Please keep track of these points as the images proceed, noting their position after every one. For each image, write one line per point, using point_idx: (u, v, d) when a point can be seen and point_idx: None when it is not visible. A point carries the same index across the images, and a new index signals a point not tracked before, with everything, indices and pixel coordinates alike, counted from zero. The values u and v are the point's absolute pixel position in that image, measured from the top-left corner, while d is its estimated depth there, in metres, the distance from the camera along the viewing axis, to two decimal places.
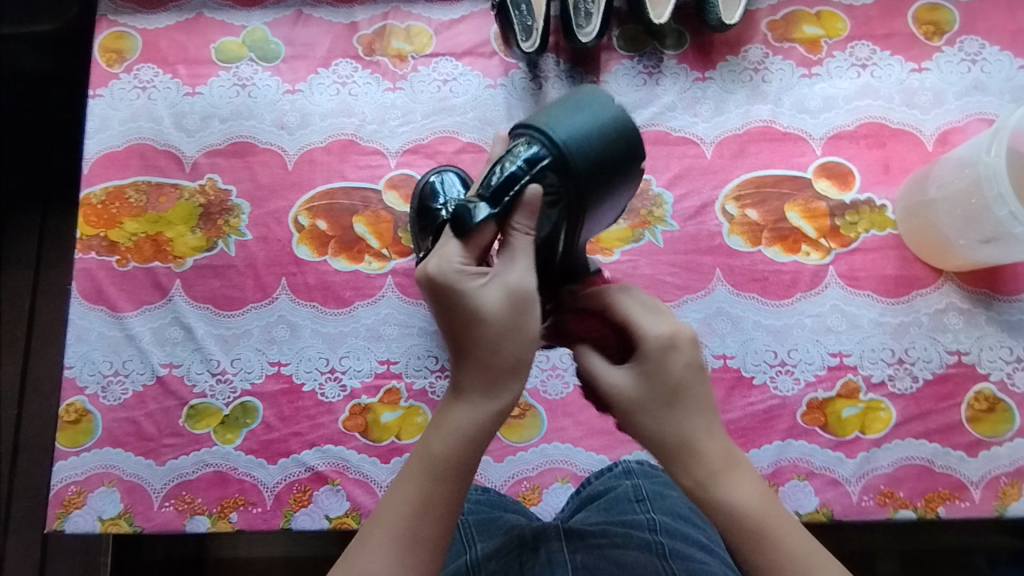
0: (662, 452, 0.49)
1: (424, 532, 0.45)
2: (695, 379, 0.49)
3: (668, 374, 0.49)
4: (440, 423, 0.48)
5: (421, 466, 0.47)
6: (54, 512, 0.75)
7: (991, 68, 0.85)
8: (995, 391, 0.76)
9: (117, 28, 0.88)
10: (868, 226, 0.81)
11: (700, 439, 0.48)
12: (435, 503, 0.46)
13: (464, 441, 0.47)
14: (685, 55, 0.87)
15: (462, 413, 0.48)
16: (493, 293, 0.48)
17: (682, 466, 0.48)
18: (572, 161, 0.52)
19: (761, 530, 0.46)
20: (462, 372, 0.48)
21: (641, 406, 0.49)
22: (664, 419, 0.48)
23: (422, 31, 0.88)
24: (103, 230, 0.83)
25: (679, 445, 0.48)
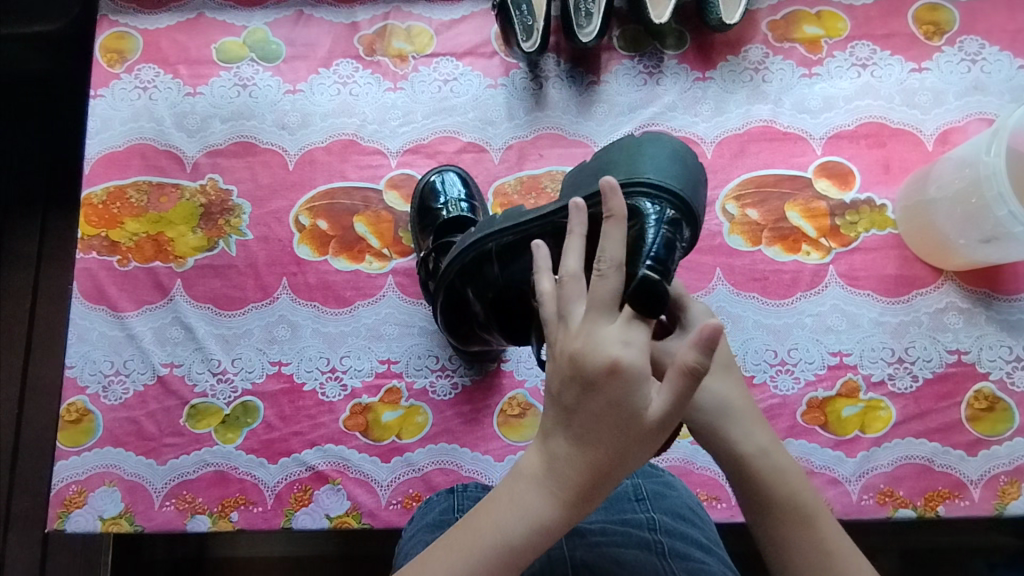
0: (717, 420, 0.50)
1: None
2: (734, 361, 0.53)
3: (716, 349, 0.53)
4: (519, 495, 0.44)
5: (497, 550, 0.43)
6: (56, 512, 0.75)
7: (991, 68, 0.85)
8: (995, 390, 0.76)
9: (117, 28, 0.88)
10: (868, 225, 0.82)
11: (745, 407, 0.51)
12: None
13: (544, 535, 0.43)
14: (685, 55, 0.87)
15: (551, 492, 0.43)
16: (659, 404, 0.42)
17: (732, 432, 0.49)
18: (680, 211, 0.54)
19: (808, 510, 0.46)
20: (556, 444, 0.43)
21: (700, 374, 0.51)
22: (718, 387, 0.51)
23: (423, 31, 0.88)
24: (104, 230, 0.83)
25: (729, 412, 0.50)
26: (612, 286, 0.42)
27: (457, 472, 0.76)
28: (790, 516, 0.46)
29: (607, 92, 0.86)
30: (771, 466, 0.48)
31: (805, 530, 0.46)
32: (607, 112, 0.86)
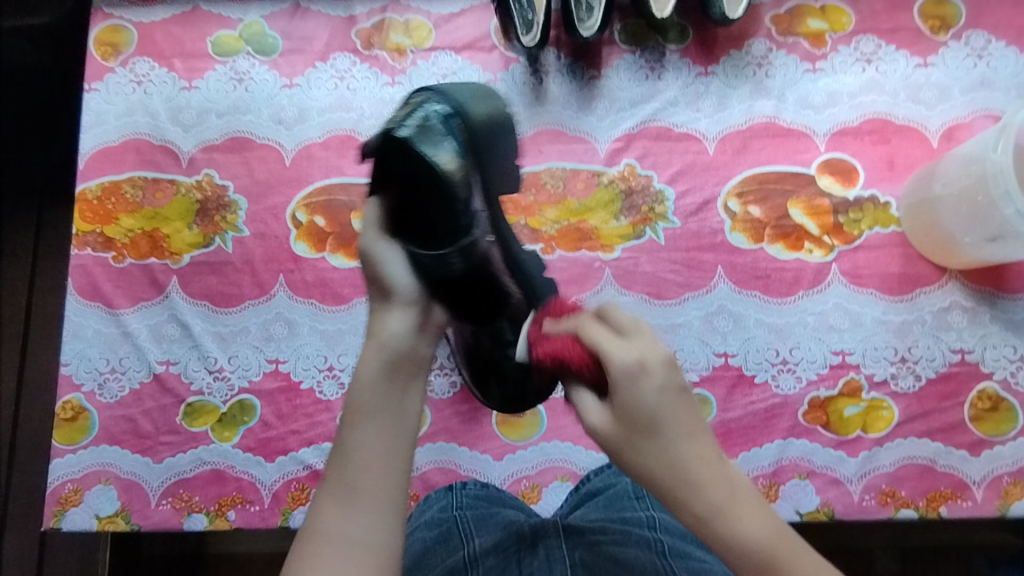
0: (663, 492, 0.45)
1: (363, 487, 0.46)
2: (677, 413, 0.45)
3: (645, 410, 0.44)
4: (360, 375, 0.50)
5: (356, 417, 0.48)
6: (51, 510, 0.75)
7: (997, 63, 0.83)
8: (999, 389, 0.75)
9: (111, 21, 0.87)
10: (872, 223, 0.81)
11: (693, 465, 0.44)
12: (372, 460, 0.47)
13: (386, 384, 0.49)
14: (687, 50, 0.86)
15: (389, 353, 0.49)
16: (369, 235, 0.53)
17: (682, 503, 0.44)
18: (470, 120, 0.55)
19: (768, 566, 0.43)
20: (385, 320, 0.51)
21: (624, 449, 0.45)
22: (654, 461, 0.44)
23: (421, 25, 0.87)
24: (99, 226, 0.82)
25: (675, 473, 0.44)
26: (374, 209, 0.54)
27: (456, 472, 0.76)
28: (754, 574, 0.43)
29: (608, 87, 0.85)
30: (725, 534, 0.44)
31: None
32: (608, 108, 0.84)
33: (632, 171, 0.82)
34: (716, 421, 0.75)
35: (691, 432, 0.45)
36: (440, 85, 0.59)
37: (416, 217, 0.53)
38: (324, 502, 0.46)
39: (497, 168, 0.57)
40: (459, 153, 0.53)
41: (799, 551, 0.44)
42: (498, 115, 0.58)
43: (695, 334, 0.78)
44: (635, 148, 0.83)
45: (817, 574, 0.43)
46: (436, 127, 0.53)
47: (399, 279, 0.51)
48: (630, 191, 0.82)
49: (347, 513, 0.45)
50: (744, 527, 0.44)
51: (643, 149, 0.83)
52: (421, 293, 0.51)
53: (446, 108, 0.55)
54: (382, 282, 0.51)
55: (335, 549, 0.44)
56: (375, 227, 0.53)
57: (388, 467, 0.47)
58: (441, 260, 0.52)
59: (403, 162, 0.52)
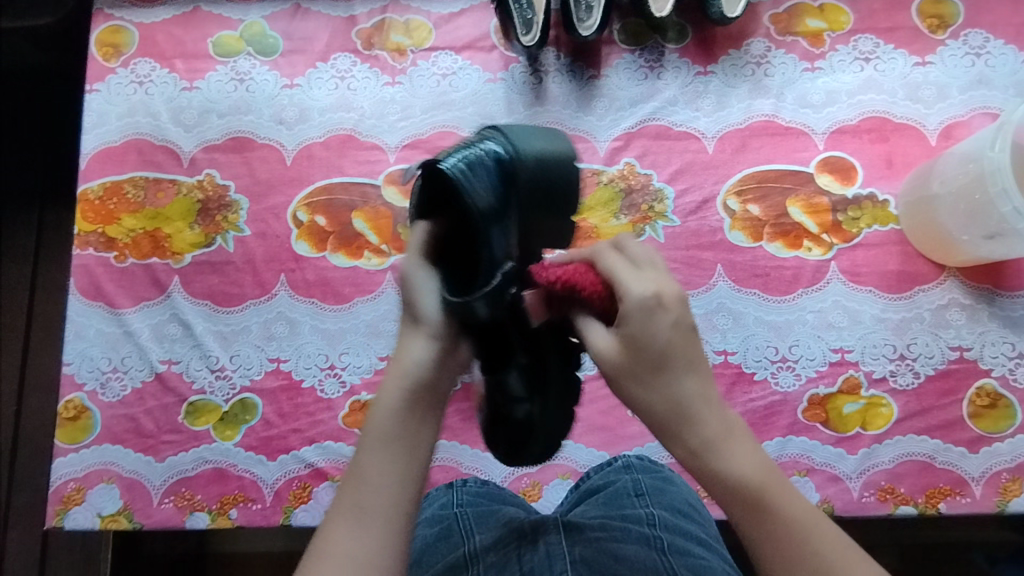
0: (663, 423, 0.46)
1: (374, 508, 0.45)
2: (685, 344, 0.47)
3: (653, 341, 0.46)
4: (378, 400, 0.49)
5: (374, 437, 0.48)
6: (54, 509, 0.75)
7: (994, 62, 0.84)
8: (997, 386, 0.76)
9: (113, 22, 0.87)
10: (871, 221, 0.81)
11: (693, 399, 0.46)
12: (386, 484, 0.46)
13: (407, 407, 0.48)
14: (686, 49, 0.86)
15: (410, 376, 0.49)
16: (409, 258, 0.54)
17: (680, 432, 0.46)
18: (520, 162, 0.57)
19: (756, 498, 0.44)
20: (409, 345, 0.50)
21: (625, 375, 0.47)
22: (655, 387, 0.46)
23: (421, 25, 0.88)
24: (101, 227, 0.82)
25: (674, 404, 0.46)
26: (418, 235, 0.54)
27: (457, 470, 0.76)
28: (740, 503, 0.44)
29: (608, 86, 0.85)
30: (716, 462, 0.45)
31: (784, 534, 0.43)
32: (607, 107, 0.85)
33: (632, 170, 0.83)
34: None
35: (694, 369, 0.47)
36: (511, 127, 0.61)
37: (461, 251, 0.55)
38: (334, 520, 0.45)
39: (545, 209, 0.57)
40: (497, 188, 0.54)
41: (786, 488, 0.45)
42: (554, 165, 0.59)
43: None
44: (634, 147, 0.83)
45: (802, 517, 0.44)
46: (482, 167, 0.55)
47: (429, 307, 0.51)
48: (630, 190, 0.82)
49: (356, 531, 0.44)
50: (735, 461, 0.45)
51: (643, 148, 0.83)
52: (448, 328, 0.50)
53: (501, 151, 0.57)
54: (413, 307, 0.51)
55: (342, 567, 0.43)
56: (416, 250, 0.54)
57: (403, 489, 0.46)
58: (467, 306, 0.49)
59: (447, 191, 0.55)
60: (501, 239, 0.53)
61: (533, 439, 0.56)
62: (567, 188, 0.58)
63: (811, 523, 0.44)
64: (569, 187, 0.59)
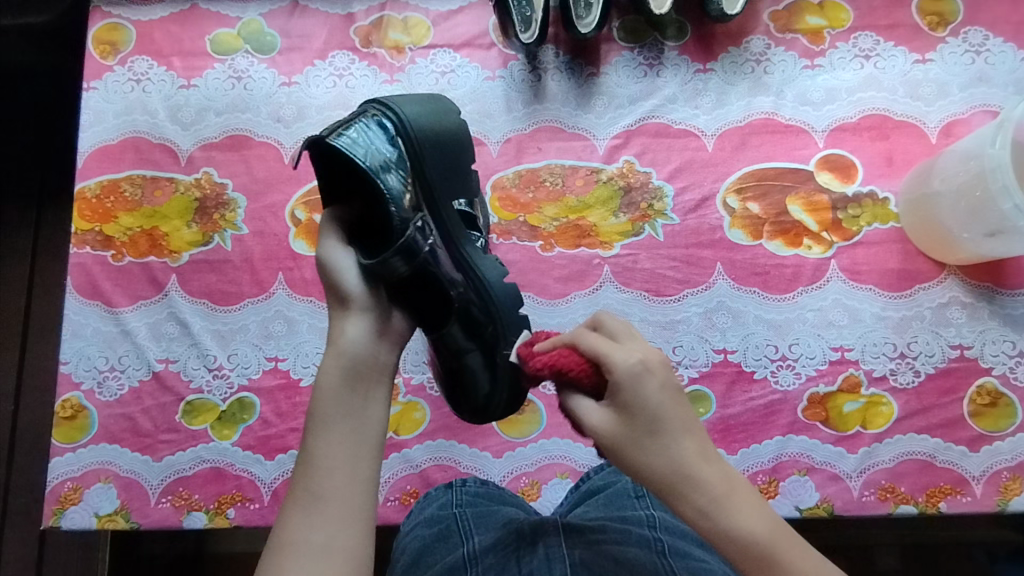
0: (670, 489, 0.46)
1: (326, 492, 0.48)
2: (676, 408, 0.47)
3: (650, 408, 0.46)
4: (321, 384, 0.52)
5: (321, 424, 0.51)
6: (51, 509, 0.75)
7: (995, 59, 0.84)
8: (998, 385, 0.75)
9: (110, 19, 0.87)
10: (871, 219, 0.81)
11: (693, 461, 0.46)
12: (336, 466, 0.49)
13: (350, 390, 0.52)
14: (685, 46, 0.86)
15: (350, 363, 0.52)
16: (327, 245, 0.56)
17: (688, 497, 0.46)
18: (413, 133, 0.61)
19: (769, 556, 0.44)
20: (343, 326, 0.54)
21: (629, 445, 0.46)
22: (658, 455, 0.46)
23: (420, 22, 0.87)
24: (98, 225, 0.82)
25: (673, 471, 0.46)
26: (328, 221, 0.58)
27: (455, 469, 0.76)
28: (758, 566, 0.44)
29: (607, 84, 0.85)
30: (724, 526, 0.45)
31: None
32: (606, 105, 0.84)
33: (631, 168, 0.82)
34: (716, 418, 0.76)
35: (690, 431, 0.47)
36: (397, 99, 0.64)
37: (371, 227, 0.59)
38: (291, 508, 0.48)
39: (448, 176, 0.62)
40: (388, 155, 0.58)
41: (796, 544, 0.45)
42: (444, 131, 0.63)
43: (694, 330, 0.78)
44: (633, 145, 0.83)
45: (816, 570, 0.44)
46: (377, 147, 0.58)
47: (352, 283, 0.54)
48: (629, 188, 0.82)
49: (311, 514, 0.47)
50: (743, 520, 0.45)
51: (642, 146, 0.83)
52: (375, 299, 0.55)
53: (389, 124, 0.60)
54: (339, 291, 0.55)
55: (301, 551, 0.46)
56: (333, 234, 0.57)
57: (354, 469, 0.49)
58: (386, 266, 0.54)
59: (345, 173, 0.58)
60: (399, 205, 0.57)
61: (484, 394, 0.58)
62: (460, 154, 0.64)
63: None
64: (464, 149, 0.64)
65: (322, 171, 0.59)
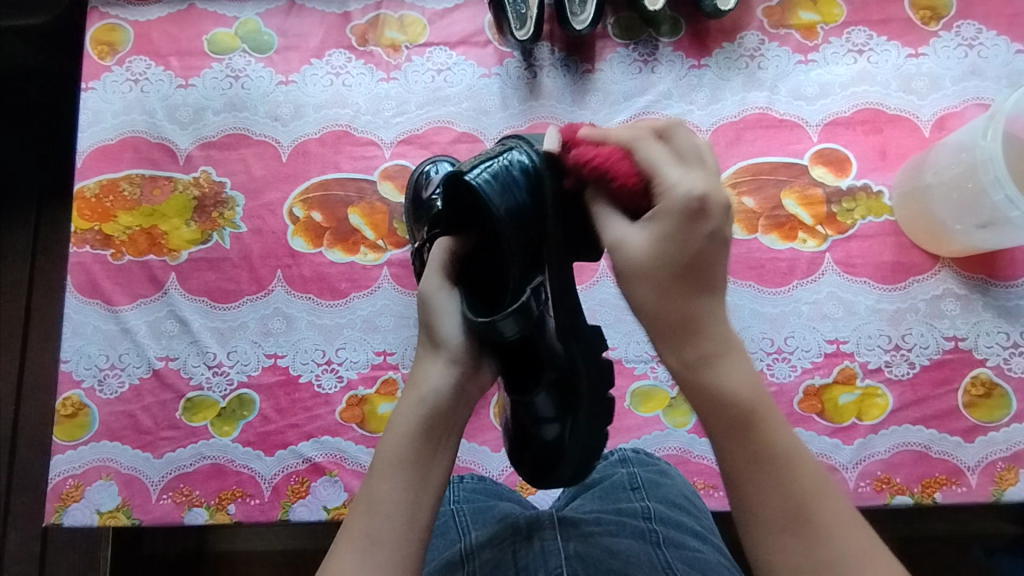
0: (676, 327, 0.42)
1: (384, 535, 0.45)
2: (719, 259, 0.42)
3: (687, 249, 0.41)
4: (395, 424, 0.50)
5: (388, 463, 0.48)
6: (53, 506, 0.76)
7: (987, 53, 0.84)
8: (992, 375, 0.76)
9: (108, 20, 0.88)
10: (865, 213, 0.81)
11: (707, 314, 0.42)
12: (396, 508, 0.46)
13: (420, 432, 0.49)
14: (680, 42, 0.87)
15: (426, 400, 0.50)
16: (431, 280, 0.55)
17: (691, 343, 0.42)
18: (555, 170, 0.49)
19: (744, 420, 0.42)
20: (427, 369, 0.52)
21: (642, 275, 0.42)
22: (673, 295, 0.42)
23: (416, 20, 0.88)
24: (97, 224, 0.82)
25: (691, 303, 0.42)
26: (436, 255, 0.55)
27: (454, 463, 0.77)
28: (731, 424, 0.42)
29: (602, 80, 0.86)
30: (720, 378, 0.42)
31: (768, 463, 0.41)
32: (602, 101, 0.85)
33: None
34: None
35: (717, 287, 0.43)
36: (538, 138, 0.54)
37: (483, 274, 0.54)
38: (342, 544, 0.45)
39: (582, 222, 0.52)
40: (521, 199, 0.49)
41: (781, 423, 0.43)
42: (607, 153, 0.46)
43: None
44: None
45: (796, 453, 0.42)
46: (510, 179, 0.49)
47: (449, 331, 0.52)
48: None
49: (363, 557, 0.44)
50: (734, 382, 0.42)
51: None
52: (468, 351, 0.52)
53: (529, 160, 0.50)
54: (435, 332, 0.53)
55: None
56: (440, 273, 0.54)
57: (412, 516, 0.46)
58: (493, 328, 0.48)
59: (471, 199, 0.50)
60: (521, 259, 0.50)
61: (562, 465, 0.51)
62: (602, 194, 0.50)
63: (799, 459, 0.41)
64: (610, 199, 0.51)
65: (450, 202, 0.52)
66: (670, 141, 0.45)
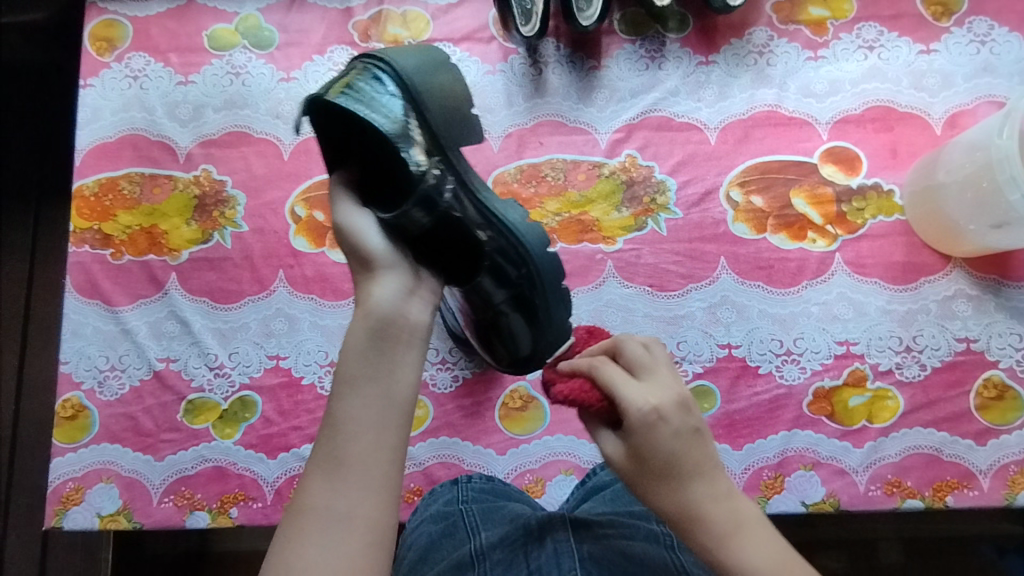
0: (683, 522, 0.47)
1: (349, 457, 0.47)
2: (693, 448, 0.47)
3: (658, 452, 0.46)
4: (348, 346, 0.51)
5: (345, 387, 0.49)
6: (53, 509, 0.75)
7: (1000, 49, 0.83)
8: (1005, 378, 0.75)
9: (106, 16, 0.86)
10: (876, 212, 0.80)
11: (703, 497, 0.46)
12: (362, 431, 0.48)
13: (377, 351, 0.50)
14: (687, 38, 0.85)
15: (377, 321, 0.51)
16: (343, 212, 0.55)
17: (699, 533, 0.46)
18: (410, 85, 0.57)
19: None
20: (372, 287, 0.52)
21: (637, 484, 0.47)
22: (670, 491, 0.47)
23: (419, 16, 0.86)
24: (97, 223, 0.81)
25: (683, 501, 0.46)
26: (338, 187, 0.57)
27: (459, 466, 0.76)
28: None
29: (608, 77, 0.84)
30: (733, 561, 0.45)
31: None
32: (608, 98, 0.84)
33: (633, 162, 0.82)
34: (721, 413, 0.75)
35: (704, 472, 0.47)
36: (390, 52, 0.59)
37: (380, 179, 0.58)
38: (314, 469, 0.47)
39: (450, 123, 0.58)
40: (392, 112, 0.55)
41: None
42: (449, 87, 0.59)
43: (697, 325, 0.77)
44: (636, 139, 0.82)
45: None
46: (379, 100, 0.56)
47: (375, 244, 0.53)
48: (631, 182, 0.81)
49: (331, 480, 0.46)
50: (754, 561, 0.45)
51: (644, 139, 0.82)
52: (398, 253, 0.54)
53: (384, 76, 0.57)
54: (363, 256, 0.53)
55: (322, 518, 0.45)
56: (346, 197, 0.56)
57: (381, 436, 0.48)
58: (404, 216, 0.54)
59: (344, 129, 0.56)
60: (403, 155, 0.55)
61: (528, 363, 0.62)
62: (450, 102, 0.58)
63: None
64: (451, 101, 0.58)
65: (326, 130, 0.58)
66: (621, 357, 0.51)
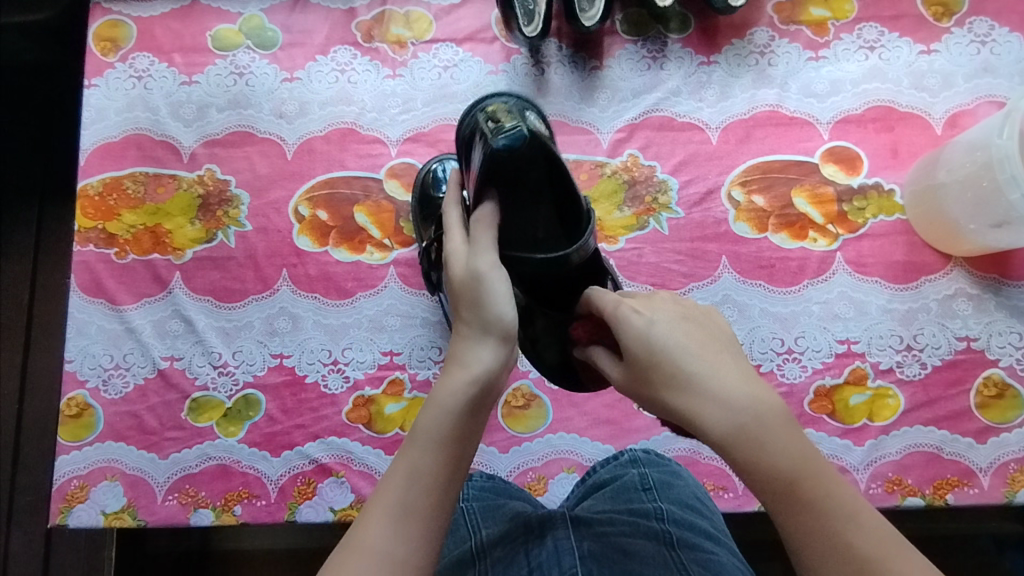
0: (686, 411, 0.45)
1: (418, 509, 0.43)
2: (693, 341, 0.47)
3: (655, 341, 0.47)
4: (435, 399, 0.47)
5: (422, 439, 0.45)
6: (58, 507, 0.75)
7: (1000, 49, 0.83)
8: (1005, 376, 0.75)
9: (110, 16, 0.87)
10: (876, 211, 0.80)
11: (706, 379, 0.45)
12: (433, 484, 0.43)
13: (466, 410, 0.46)
14: (689, 39, 0.86)
15: (476, 378, 0.47)
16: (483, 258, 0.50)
17: (701, 421, 0.44)
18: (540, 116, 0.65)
19: (788, 488, 0.41)
20: (475, 349, 0.48)
21: (642, 381, 0.47)
22: (677, 379, 0.45)
23: (422, 17, 0.87)
24: (101, 223, 0.82)
25: (686, 391, 0.45)
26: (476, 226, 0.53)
27: None
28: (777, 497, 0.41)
29: (610, 77, 0.85)
30: (743, 457, 0.42)
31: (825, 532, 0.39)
32: (610, 98, 0.84)
33: (635, 162, 0.82)
34: None
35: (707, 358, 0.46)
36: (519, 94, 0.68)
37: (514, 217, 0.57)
38: (371, 515, 0.43)
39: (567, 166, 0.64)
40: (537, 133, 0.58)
41: (834, 478, 0.41)
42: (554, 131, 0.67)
43: None
44: (637, 139, 0.83)
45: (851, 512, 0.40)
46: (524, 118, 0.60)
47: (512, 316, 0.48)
48: (633, 182, 0.81)
49: (393, 532, 0.42)
50: (768, 452, 0.42)
51: (646, 139, 0.83)
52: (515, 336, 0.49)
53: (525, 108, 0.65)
54: (480, 304, 0.49)
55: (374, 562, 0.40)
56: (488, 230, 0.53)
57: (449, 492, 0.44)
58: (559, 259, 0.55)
59: (520, 165, 0.54)
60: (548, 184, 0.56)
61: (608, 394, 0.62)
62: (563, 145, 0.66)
63: (855, 503, 0.40)
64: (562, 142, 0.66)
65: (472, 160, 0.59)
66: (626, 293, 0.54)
